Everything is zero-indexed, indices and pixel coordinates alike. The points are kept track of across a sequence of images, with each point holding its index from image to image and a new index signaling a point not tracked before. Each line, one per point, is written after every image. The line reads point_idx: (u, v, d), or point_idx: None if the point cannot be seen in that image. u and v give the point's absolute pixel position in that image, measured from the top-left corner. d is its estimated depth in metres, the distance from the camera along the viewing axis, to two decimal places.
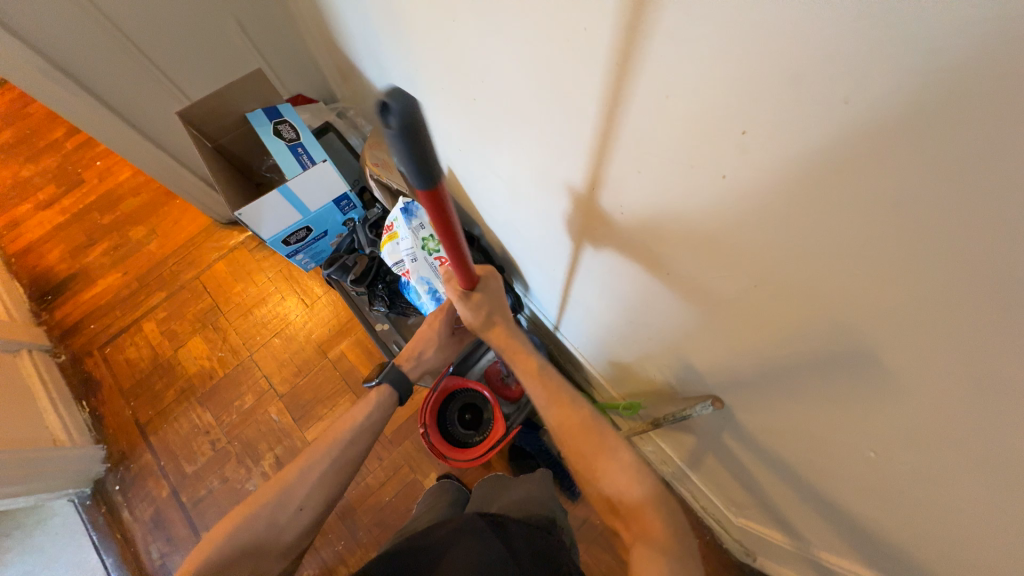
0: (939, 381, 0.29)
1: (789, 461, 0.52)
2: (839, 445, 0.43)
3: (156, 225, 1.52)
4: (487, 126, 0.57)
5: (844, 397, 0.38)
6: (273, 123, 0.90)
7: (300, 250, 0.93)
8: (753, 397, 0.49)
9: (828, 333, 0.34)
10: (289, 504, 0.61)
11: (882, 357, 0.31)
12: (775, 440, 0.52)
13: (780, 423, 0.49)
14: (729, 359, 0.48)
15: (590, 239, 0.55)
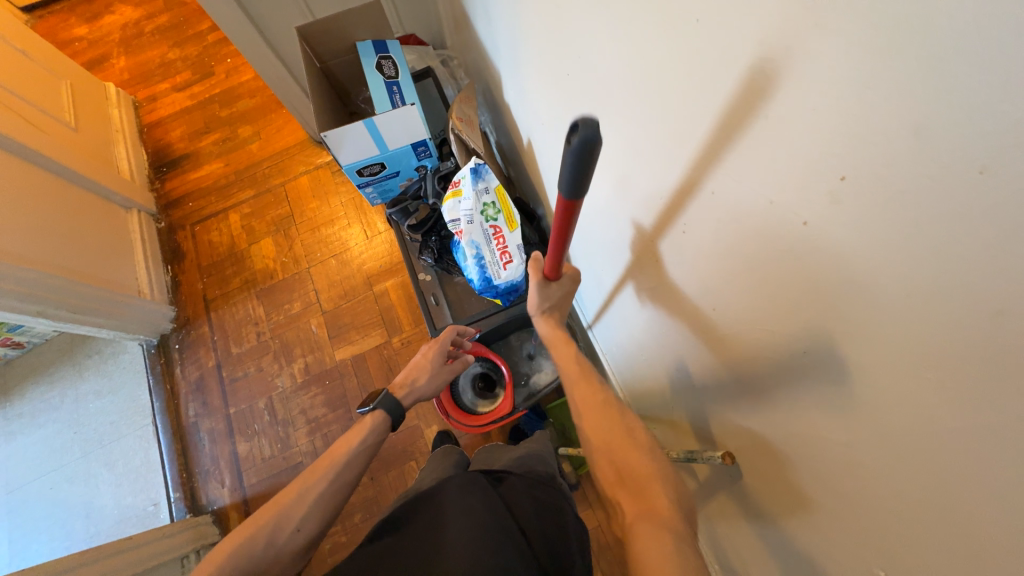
0: (988, 533, 0.24)
1: (786, 547, 0.47)
2: (847, 553, 0.38)
3: (261, 129, 1.65)
4: (575, 106, 0.55)
5: (870, 507, 0.33)
6: (377, 57, 0.93)
7: (371, 184, 0.97)
8: (767, 466, 0.45)
9: (875, 429, 0.29)
10: (286, 526, 0.56)
11: (930, 478, 0.27)
12: (776, 519, 0.47)
13: (788, 504, 0.44)
14: (754, 417, 0.44)
15: (646, 251, 0.52)
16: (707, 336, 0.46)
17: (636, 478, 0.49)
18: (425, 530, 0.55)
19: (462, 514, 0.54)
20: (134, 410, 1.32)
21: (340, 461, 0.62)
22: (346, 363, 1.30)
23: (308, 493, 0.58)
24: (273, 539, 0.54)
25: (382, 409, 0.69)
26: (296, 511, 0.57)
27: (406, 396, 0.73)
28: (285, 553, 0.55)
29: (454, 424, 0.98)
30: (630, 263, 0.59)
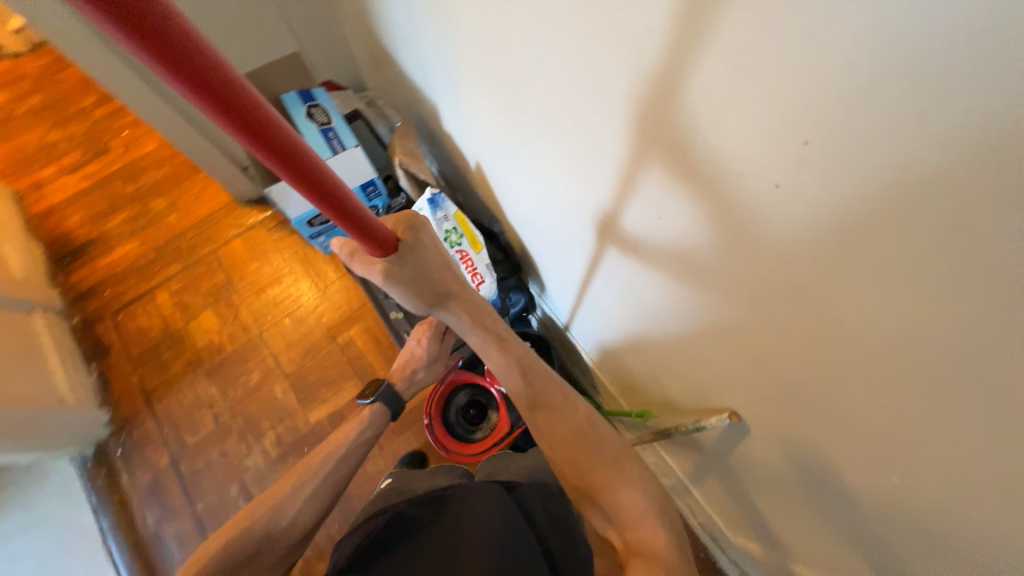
0: (975, 403, 0.30)
1: (803, 477, 0.53)
2: (860, 461, 0.43)
3: (178, 199, 1.54)
4: (524, 124, 0.59)
5: (872, 414, 0.38)
6: (307, 106, 0.93)
7: (323, 232, 0.93)
8: (773, 407, 0.50)
9: (865, 346, 0.35)
10: (283, 517, 0.60)
11: (918, 374, 0.32)
12: (790, 453, 0.53)
13: (798, 437, 0.49)
14: (752, 367, 0.49)
15: (619, 241, 0.57)
16: (697, 306, 0.51)
17: (625, 518, 0.56)
18: (445, 533, 0.57)
19: (485, 521, 0.57)
20: (76, 538, 1.14)
21: (336, 468, 0.66)
22: (322, 425, 1.22)
23: (305, 485, 0.63)
24: (271, 530, 0.58)
25: (381, 402, 0.75)
26: (292, 504, 0.61)
27: (403, 387, 0.80)
28: (284, 543, 0.58)
29: (453, 458, 0.98)
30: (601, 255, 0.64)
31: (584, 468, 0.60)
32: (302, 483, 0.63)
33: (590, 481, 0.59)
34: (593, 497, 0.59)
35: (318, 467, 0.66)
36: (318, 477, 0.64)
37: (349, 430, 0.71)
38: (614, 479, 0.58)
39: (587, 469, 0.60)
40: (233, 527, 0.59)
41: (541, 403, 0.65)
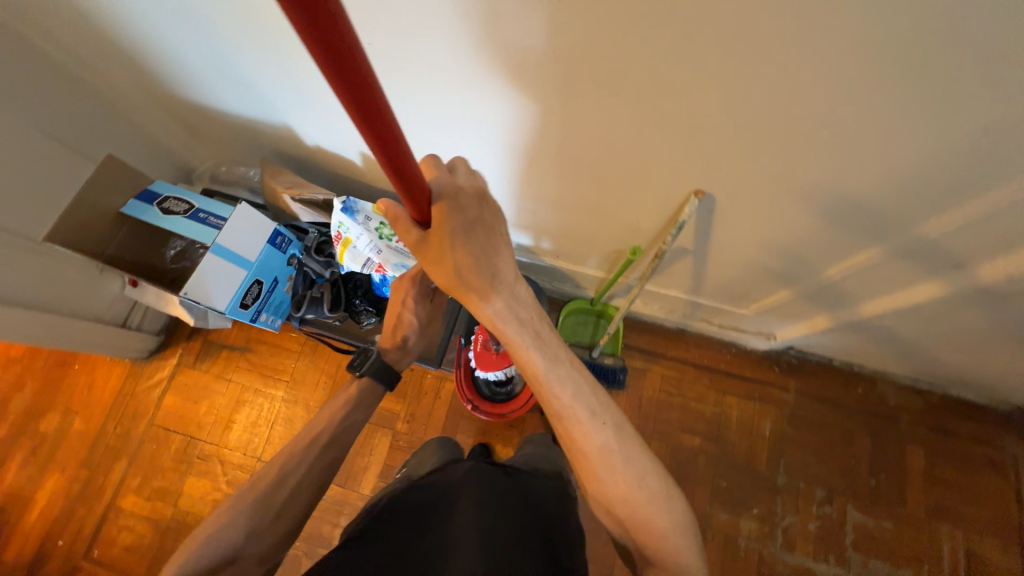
0: (853, 18, 0.38)
1: (773, 201, 0.64)
2: (804, 146, 0.53)
3: (69, 402, 1.28)
4: (405, 56, 0.60)
5: (795, 97, 0.47)
6: (157, 205, 0.83)
7: (261, 308, 0.86)
8: (726, 159, 0.59)
9: (767, 39, 0.42)
10: (268, 512, 0.57)
11: (809, 29, 0.40)
12: (755, 189, 0.63)
13: (753, 168, 0.59)
14: (696, 136, 0.57)
15: (546, 111, 0.62)
16: (632, 118, 0.58)
17: (647, 531, 0.61)
18: (433, 518, 0.62)
19: (472, 504, 0.63)
20: None
21: (321, 456, 0.65)
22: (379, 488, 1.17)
23: (287, 479, 0.60)
24: (253, 527, 0.56)
25: (375, 373, 0.74)
26: (274, 496, 0.58)
27: (392, 355, 0.79)
28: (269, 537, 0.56)
29: (512, 416, 1.05)
30: (530, 140, 0.70)
31: (604, 481, 0.63)
32: (276, 474, 0.60)
33: (611, 494, 0.63)
34: (612, 505, 0.64)
35: (300, 457, 0.63)
36: (302, 468, 0.62)
37: (338, 415, 0.69)
38: (626, 490, 0.62)
39: (606, 480, 0.63)
40: (208, 530, 0.54)
41: (566, 414, 0.63)
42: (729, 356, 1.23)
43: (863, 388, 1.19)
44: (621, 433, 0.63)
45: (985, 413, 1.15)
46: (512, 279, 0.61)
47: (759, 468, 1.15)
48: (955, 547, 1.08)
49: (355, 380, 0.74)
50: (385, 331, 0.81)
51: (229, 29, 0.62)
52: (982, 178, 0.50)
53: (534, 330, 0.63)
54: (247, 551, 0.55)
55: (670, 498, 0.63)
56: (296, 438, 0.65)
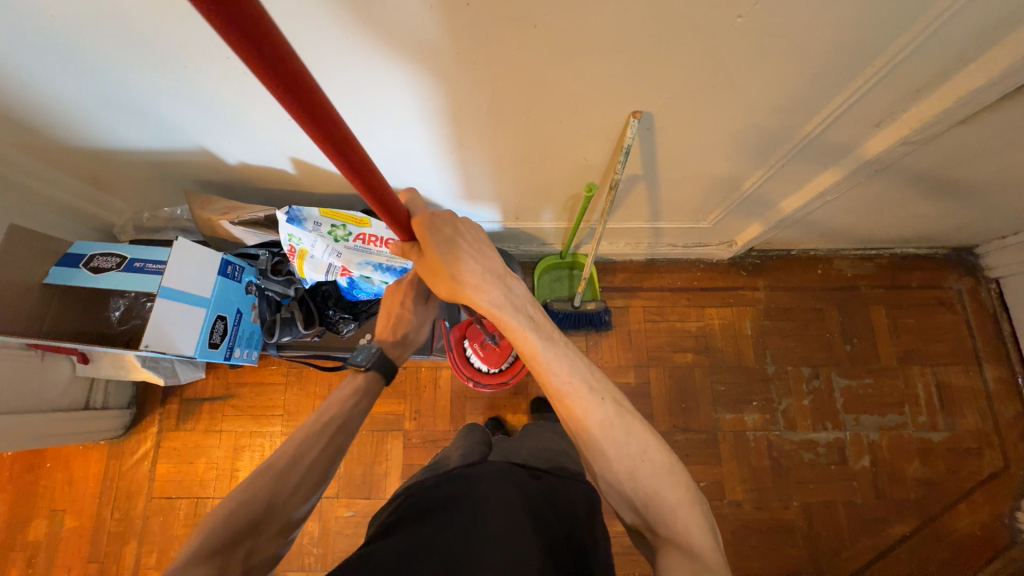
0: None
1: (706, 105, 0.65)
2: (724, 42, 0.55)
3: (52, 503, 1.19)
4: (306, 44, 0.56)
5: None
6: (86, 266, 0.77)
7: (232, 343, 0.83)
8: (655, 73, 0.60)
9: None
10: (289, 476, 0.58)
11: None
12: (688, 99, 0.64)
13: (682, 76, 0.60)
14: (622, 55, 0.57)
15: (468, 69, 0.60)
16: (549, 51, 0.56)
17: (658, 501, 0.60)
18: (459, 516, 0.59)
19: (501, 510, 0.60)
20: None
21: (337, 433, 0.65)
22: None
23: (303, 458, 0.60)
24: (278, 487, 0.56)
25: (377, 368, 0.74)
26: (295, 465, 0.59)
27: (392, 350, 0.79)
28: (289, 500, 0.57)
29: (514, 380, 1.05)
30: (459, 105, 0.67)
31: (609, 455, 0.65)
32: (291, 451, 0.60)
33: (616, 469, 0.64)
34: (619, 482, 0.64)
35: (316, 435, 0.63)
36: (320, 442, 0.63)
37: (351, 399, 0.70)
38: (633, 459, 0.63)
39: (611, 455, 0.64)
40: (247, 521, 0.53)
41: (566, 392, 0.67)
42: (700, 271, 1.29)
43: (822, 268, 1.28)
44: (619, 409, 0.66)
45: (928, 261, 1.27)
46: (501, 273, 0.73)
47: (749, 365, 1.23)
48: (926, 383, 1.20)
49: (359, 372, 0.74)
50: (381, 327, 0.80)
51: (111, 53, 0.57)
52: (882, 33, 0.53)
53: (527, 314, 0.72)
54: (268, 525, 0.54)
55: (670, 474, 0.63)
56: (308, 420, 0.65)
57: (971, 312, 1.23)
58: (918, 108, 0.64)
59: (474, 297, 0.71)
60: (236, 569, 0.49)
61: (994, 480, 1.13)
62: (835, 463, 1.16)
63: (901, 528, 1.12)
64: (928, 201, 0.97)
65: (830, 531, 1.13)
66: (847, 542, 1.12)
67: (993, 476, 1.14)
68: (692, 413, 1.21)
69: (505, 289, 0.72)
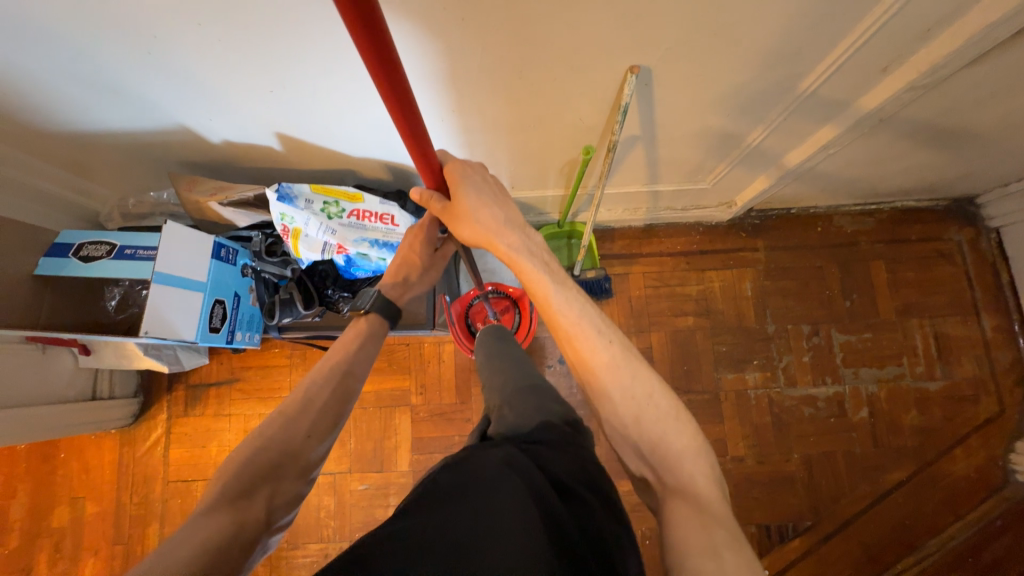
0: None
1: (706, 56, 0.63)
2: None
3: (71, 491, 1.21)
4: (280, 7, 0.52)
5: None
6: (75, 255, 0.75)
7: (233, 327, 0.82)
8: (652, 23, 0.57)
9: None
10: (298, 432, 0.59)
11: None
12: (687, 50, 0.61)
13: (681, 25, 0.57)
14: (617, 4, 0.54)
15: (455, 27, 0.56)
16: (539, 1, 0.53)
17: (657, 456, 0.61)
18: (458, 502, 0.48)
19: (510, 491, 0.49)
20: None
21: (341, 381, 0.66)
22: (416, 461, 1.20)
23: (313, 404, 0.62)
24: (287, 442, 0.57)
25: (378, 313, 0.74)
26: (303, 419, 0.60)
27: (392, 291, 0.78)
28: (302, 456, 0.58)
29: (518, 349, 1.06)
30: (447, 69, 0.64)
31: (613, 395, 0.66)
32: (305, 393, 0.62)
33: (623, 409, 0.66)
34: (625, 427, 0.66)
35: (323, 382, 0.64)
36: (326, 391, 0.63)
37: (355, 344, 0.70)
38: (641, 401, 0.65)
39: (615, 397, 0.66)
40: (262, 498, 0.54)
41: (575, 332, 0.69)
42: (699, 234, 1.28)
43: (822, 225, 1.27)
44: (625, 351, 0.67)
45: (928, 213, 1.26)
46: (523, 224, 0.75)
47: (750, 325, 1.24)
48: (925, 335, 1.21)
49: (362, 317, 0.74)
50: (387, 271, 0.80)
51: (70, 23, 0.53)
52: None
53: (543, 261, 0.73)
54: (287, 470, 0.56)
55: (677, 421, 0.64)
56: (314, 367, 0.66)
57: (971, 263, 1.23)
58: (927, 49, 0.61)
59: (492, 240, 0.72)
60: (261, 508, 0.51)
61: (988, 425, 1.16)
62: (834, 417, 1.19)
63: (897, 474, 1.16)
64: (931, 151, 0.95)
65: (829, 480, 1.17)
66: (845, 489, 1.16)
67: (987, 421, 1.17)
68: (694, 375, 1.22)
69: (525, 237, 0.74)
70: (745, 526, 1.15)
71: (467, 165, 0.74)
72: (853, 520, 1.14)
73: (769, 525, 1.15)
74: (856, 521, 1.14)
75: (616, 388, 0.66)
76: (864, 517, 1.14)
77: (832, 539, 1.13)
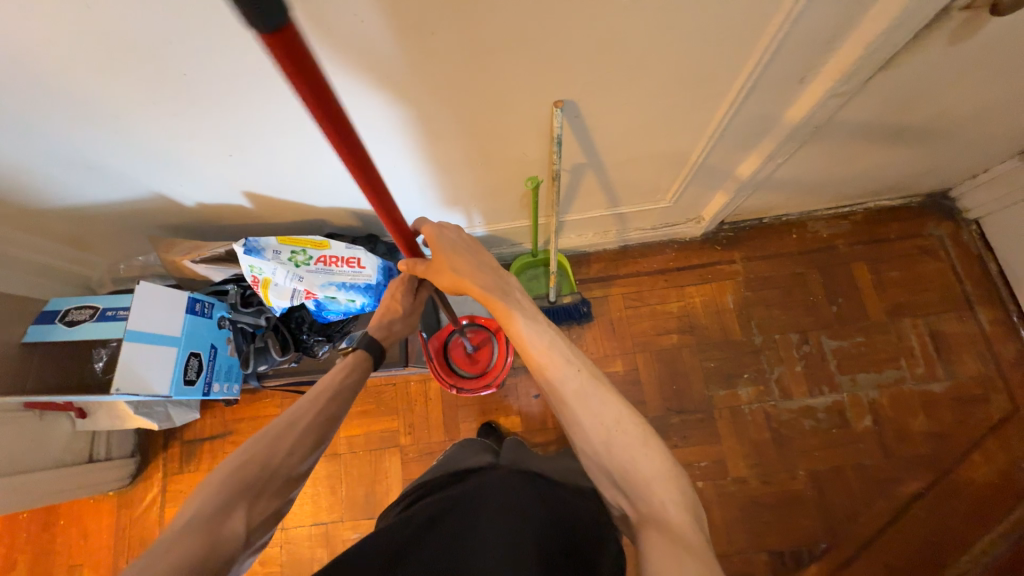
0: None
1: (625, 87, 0.66)
2: (620, 22, 0.55)
3: (70, 557, 1.22)
4: (226, 83, 0.58)
5: None
6: (62, 320, 0.80)
7: (210, 378, 0.85)
8: (565, 64, 0.61)
9: None
10: (279, 452, 0.59)
11: None
12: (605, 84, 0.65)
13: (593, 62, 0.61)
14: (526, 51, 0.58)
15: (382, 84, 0.61)
16: (454, 56, 0.57)
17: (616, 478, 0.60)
18: (454, 538, 0.61)
19: (502, 517, 0.63)
20: None
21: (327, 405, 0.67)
22: None
23: (297, 426, 0.62)
24: (269, 461, 0.57)
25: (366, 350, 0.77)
26: (287, 439, 0.60)
27: (378, 333, 0.81)
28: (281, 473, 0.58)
29: (498, 378, 1.06)
30: (388, 121, 0.69)
31: (584, 425, 0.66)
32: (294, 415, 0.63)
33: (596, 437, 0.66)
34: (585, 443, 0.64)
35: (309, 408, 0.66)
36: (310, 415, 0.64)
37: (343, 376, 0.73)
38: (611, 417, 0.65)
39: (586, 424, 0.66)
40: None
41: (545, 363, 0.70)
42: (674, 251, 1.29)
43: (797, 232, 1.27)
44: (595, 381, 0.68)
45: (904, 211, 1.25)
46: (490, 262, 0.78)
47: (737, 338, 1.22)
48: (921, 335, 1.18)
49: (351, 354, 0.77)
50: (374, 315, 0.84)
51: (46, 112, 0.60)
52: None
53: (516, 299, 0.76)
54: (266, 487, 0.55)
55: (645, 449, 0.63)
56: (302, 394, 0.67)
57: (956, 257, 1.21)
58: (837, 59, 0.64)
59: (466, 282, 0.75)
60: (240, 522, 0.51)
61: (1004, 424, 1.10)
62: (837, 427, 1.14)
63: (915, 485, 1.09)
64: (884, 150, 0.96)
65: (842, 496, 1.10)
66: (861, 506, 1.09)
67: (1002, 420, 1.10)
68: (685, 395, 1.19)
69: (497, 277, 0.77)
70: (755, 553, 1.08)
71: (442, 225, 0.79)
72: (873, 540, 1.06)
73: (783, 551, 1.08)
74: (877, 540, 1.06)
75: (590, 415, 0.66)
76: (885, 536, 1.06)
77: (853, 562, 1.05)
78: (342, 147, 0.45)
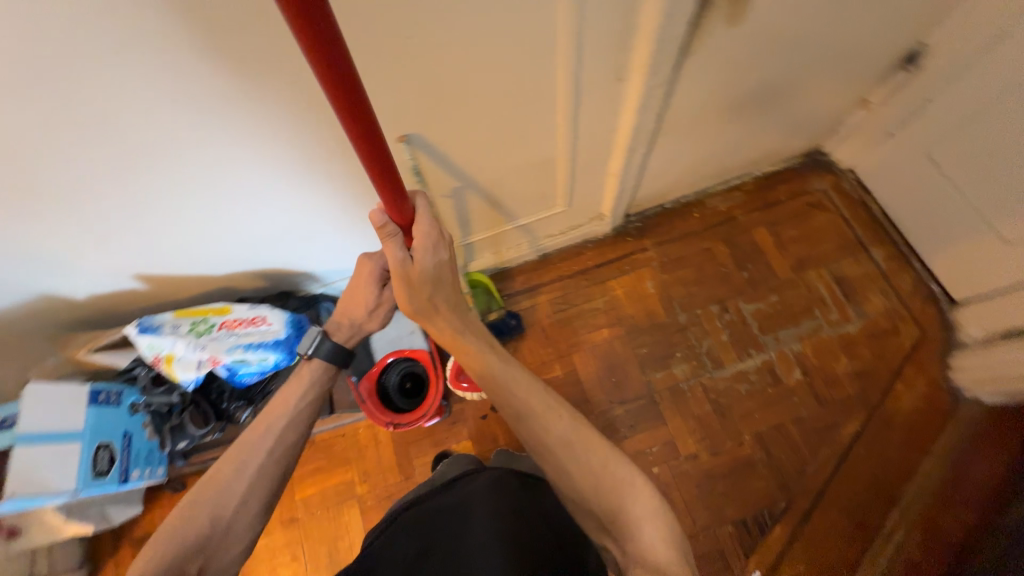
0: None
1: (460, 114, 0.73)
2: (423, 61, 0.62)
3: None
4: (78, 173, 0.62)
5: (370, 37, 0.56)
6: None
7: (126, 466, 0.84)
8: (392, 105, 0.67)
9: None
10: (230, 501, 0.71)
11: None
12: (440, 114, 0.71)
13: (418, 99, 0.67)
14: None
15: (228, 151, 0.66)
16: (283, 116, 0.63)
17: None
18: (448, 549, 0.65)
19: (492, 519, 0.67)
20: None
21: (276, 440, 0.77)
22: None
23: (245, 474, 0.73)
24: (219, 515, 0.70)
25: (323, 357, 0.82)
26: (235, 485, 0.72)
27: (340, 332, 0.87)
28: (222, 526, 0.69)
29: (434, 405, 1.07)
30: (252, 185, 0.74)
31: (572, 472, 0.66)
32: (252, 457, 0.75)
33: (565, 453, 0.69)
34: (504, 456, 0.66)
35: (257, 451, 0.76)
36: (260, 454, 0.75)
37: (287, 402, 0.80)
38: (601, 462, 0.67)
39: (573, 472, 0.66)
40: None
41: (528, 407, 0.70)
42: (590, 250, 1.34)
43: (698, 211, 1.35)
44: (577, 428, 0.69)
45: (788, 172, 1.35)
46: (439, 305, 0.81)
47: (663, 320, 1.27)
48: (826, 282, 1.25)
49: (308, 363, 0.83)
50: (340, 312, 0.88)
51: None
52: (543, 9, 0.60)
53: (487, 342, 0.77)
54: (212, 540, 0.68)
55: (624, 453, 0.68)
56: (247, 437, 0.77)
57: (840, 204, 1.30)
58: (637, 56, 0.72)
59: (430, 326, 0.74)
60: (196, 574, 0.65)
61: (918, 350, 1.16)
62: (771, 386, 1.18)
63: (852, 425, 1.13)
64: (735, 125, 1.05)
65: (789, 452, 1.13)
66: (808, 458, 1.12)
67: (915, 346, 1.17)
68: (625, 386, 1.22)
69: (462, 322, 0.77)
70: (720, 527, 1.09)
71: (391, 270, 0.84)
72: (825, 488, 1.09)
73: (746, 520, 1.09)
74: (830, 488, 1.09)
75: (569, 455, 0.67)
76: (836, 481, 1.09)
77: (812, 515, 1.08)
78: (348, 115, 0.42)
